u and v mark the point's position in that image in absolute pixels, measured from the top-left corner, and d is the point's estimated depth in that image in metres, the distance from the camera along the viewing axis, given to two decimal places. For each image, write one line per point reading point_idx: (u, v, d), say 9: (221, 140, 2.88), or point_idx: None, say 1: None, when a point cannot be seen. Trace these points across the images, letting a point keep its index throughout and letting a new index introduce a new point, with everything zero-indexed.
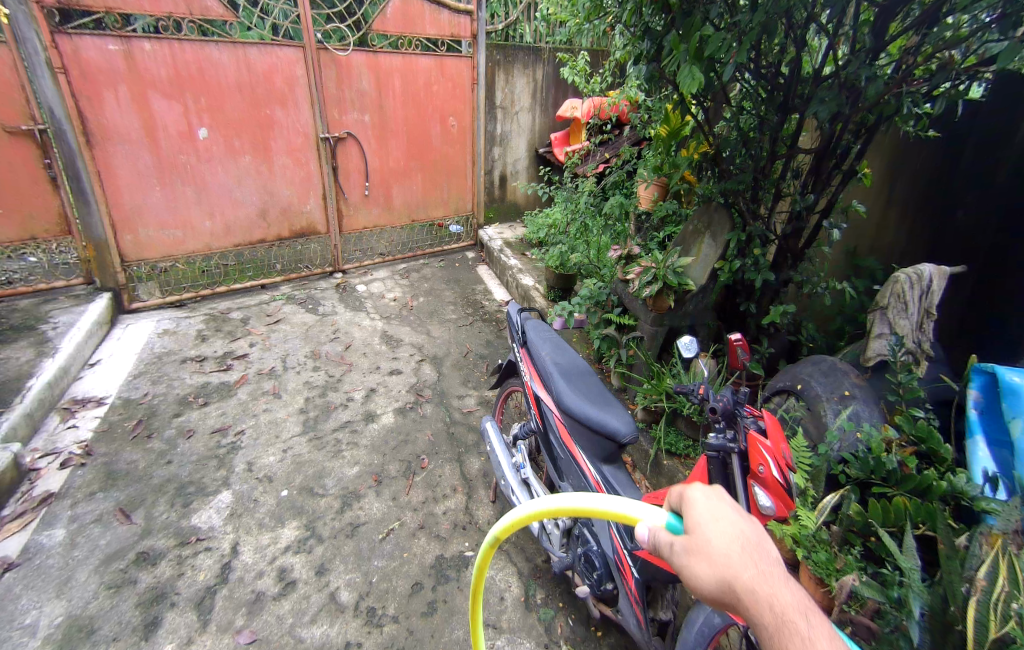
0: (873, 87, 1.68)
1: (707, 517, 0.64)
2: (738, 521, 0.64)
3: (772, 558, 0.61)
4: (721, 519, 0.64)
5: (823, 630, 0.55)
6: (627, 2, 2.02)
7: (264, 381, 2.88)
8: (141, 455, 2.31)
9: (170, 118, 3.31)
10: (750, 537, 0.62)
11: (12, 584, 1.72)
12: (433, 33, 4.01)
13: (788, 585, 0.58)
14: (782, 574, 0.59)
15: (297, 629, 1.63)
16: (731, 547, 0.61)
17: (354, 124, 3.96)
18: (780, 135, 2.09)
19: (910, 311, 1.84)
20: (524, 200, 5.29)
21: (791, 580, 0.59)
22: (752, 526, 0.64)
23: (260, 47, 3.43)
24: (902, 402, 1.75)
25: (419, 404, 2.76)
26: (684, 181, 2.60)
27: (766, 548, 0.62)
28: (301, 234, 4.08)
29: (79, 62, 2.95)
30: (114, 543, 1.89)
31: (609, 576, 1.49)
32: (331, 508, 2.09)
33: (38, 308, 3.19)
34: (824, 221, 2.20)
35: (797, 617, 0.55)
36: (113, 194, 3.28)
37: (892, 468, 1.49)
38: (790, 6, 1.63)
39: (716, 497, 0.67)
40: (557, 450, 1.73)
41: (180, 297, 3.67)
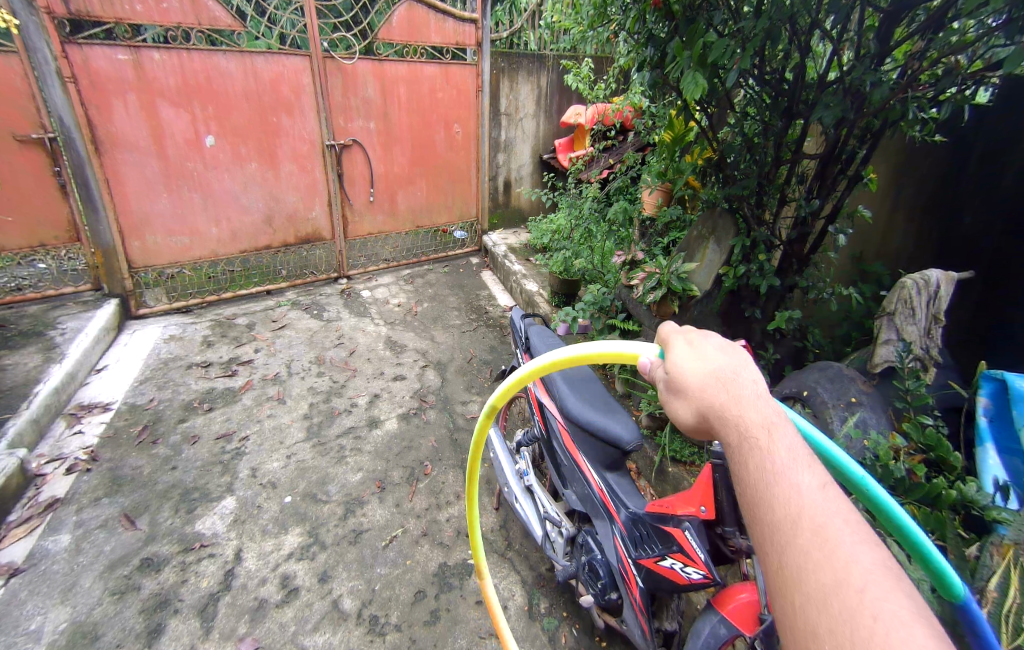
0: (878, 92, 1.67)
1: (690, 357, 0.78)
2: (718, 359, 0.76)
3: (748, 381, 0.72)
4: (702, 359, 0.77)
5: (780, 442, 0.65)
6: (631, 10, 2.03)
7: (269, 387, 2.88)
8: (146, 460, 2.32)
9: (178, 127, 3.35)
10: (728, 368, 0.74)
11: (17, 590, 1.73)
12: (438, 41, 4.05)
13: (754, 399, 0.69)
14: (754, 394, 0.70)
15: (300, 637, 1.62)
16: (707, 380, 0.74)
17: (359, 131, 3.99)
18: (784, 141, 2.08)
19: (917, 317, 1.83)
20: (529, 206, 5.31)
21: (762, 397, 0.70)
22: (735, 361, 0.75)
23: (267, 56, 3.46)
24: (910, 409, 1.73)
25: (423, 410, 2.75)
26: (689, 187, 2.57)
27: (745, 375, 0.73)
28: (306, 240, 4.11)
29: (89, 71, 3.00)
30: (118, 549, 1.90)
31: (613, 585, 1.47)
32: (335, 514, 2.08)
33: (46, 314, 3.22)
34: (829, 226, 2.19)
35: (755, 423, 0.67)
36: (121, 202, 3.31)
37: (900, 477, 1.45)
38: (794, 12, 1.63)
39: (707, 338, 0.80)
40: (560, 457, 1.73)
41: (186, 303, 3.70)
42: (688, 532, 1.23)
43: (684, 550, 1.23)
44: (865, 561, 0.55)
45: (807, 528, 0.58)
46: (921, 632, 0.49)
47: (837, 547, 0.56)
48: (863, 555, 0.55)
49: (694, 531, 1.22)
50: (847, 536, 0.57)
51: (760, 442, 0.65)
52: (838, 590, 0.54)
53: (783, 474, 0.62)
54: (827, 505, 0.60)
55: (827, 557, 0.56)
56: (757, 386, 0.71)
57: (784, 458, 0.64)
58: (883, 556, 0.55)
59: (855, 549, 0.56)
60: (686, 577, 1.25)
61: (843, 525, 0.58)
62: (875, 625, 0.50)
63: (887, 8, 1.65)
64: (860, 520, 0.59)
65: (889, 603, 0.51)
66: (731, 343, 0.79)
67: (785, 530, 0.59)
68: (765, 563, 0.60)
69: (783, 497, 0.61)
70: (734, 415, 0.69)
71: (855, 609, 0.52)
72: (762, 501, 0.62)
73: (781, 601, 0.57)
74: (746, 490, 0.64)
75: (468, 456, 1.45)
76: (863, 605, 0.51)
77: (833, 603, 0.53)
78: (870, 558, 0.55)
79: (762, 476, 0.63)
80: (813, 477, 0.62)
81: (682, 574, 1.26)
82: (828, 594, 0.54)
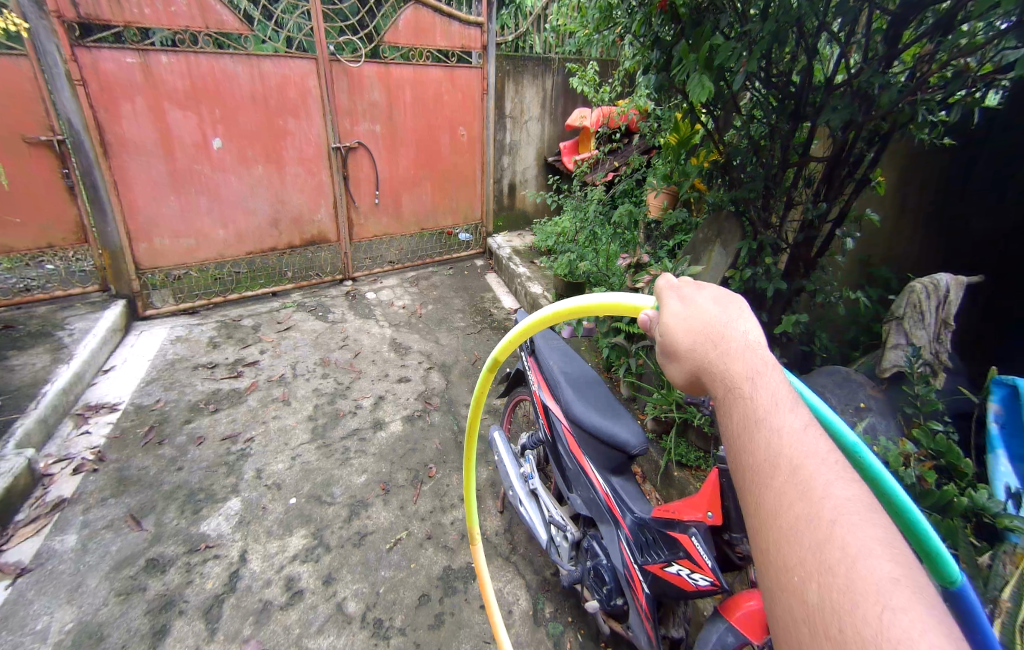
0: (887, 94, 1.66)
1: (682, 315, 0.80)
2: (709, 314, 0.77)
3: (738, 332, 0.73)
4: (693, 316, 0.78)
5: (765, 388, 0.66)
6: (636, 13, 2.03)
7: (274, 388, 2.89)
8: (152, 461, 2.33)
9: (185, 130, 3.38)
10: (718, 321, 0.75)
11: (24, 589, 1.74)
12: (443, 45, 4.07)
13: (741, 349, 0.70)
14: (742, 345, 0.71)
15: (304, 639, 1.62)
16: (697, 337, 0.75)
17: (365, 134, 4.01)
18: (792, 143, 2.06)
19: (926, 322, 1.81)
20: (533, 208, 5.32)
21: (750, 347, 0.70)
22: (726, 314, 0.76)
23: (274, 59, 3.48)
24: (920, 415, 1.69)
25: (427, 412, 2.75)
26: (694, 189, 2.57)
27: (735, 327, 0.73)
28: (312, 242, 4.13)
29: (98, 74, 3.02)
30: (124, 549, 1.90)
31: (619, 591, 1.47)
32: (339, 516, 2.09)
33: (54, 315, 3.25)
34: (837, 230, 2.18)
35: (740, 372, 0.68)
36: (129, 204, 3.34)
37: (910, 483, 1.43)
38: (802, 16, 1.62)
39: (702, 295, 0.81)
40: (565, 461, 1.72)
41: (192, 304, 3.72)
42: (694, 537, 1.21)
43: (690, 556, 1.22)
44: (841, 497, 0.54)
45: (784, 467, 0.59)
46: (891, 560, 0.49)
47: (814, 483, 0.56)
48: (840, 491, 0.55)
49: (700, 537, 1.21)
50: (826, 473, 0.57)
51: (743, 390, 0.66)
52: (810, 524, 0.54)
53: (764, 418, 0.63)
54: (807, 445, 0.60)
55: (802, 493, 0.56)
56: (746, 337, 0.71)
57: (767, 402, 0.64)
58: (862, 492, 0.55)
59: (832, 486, 0.55)
60: (693, 583, 1.24)
61: (822, 463, 0.58)
62: (842, 555, 0.49)
63: (896, 11, 1.64)
64: (840, 458, 0.58)
65: (861, 534, 0.51)
66: (727, 297, 0.79)
67: (762, 471, 0.60)
68: (744, 503, 0.61)
69: (763, 439, 0.62)
70: (721, 366, 0.70)
71: (825, 540, 0.52)
72: (743, 445, 0.63)
73: (758, 538, 0.58)
74: (729, 435, 0.65)
75: (471, 416, 1.62)
76: (833, 536, 0.51)
77: (805, 537, 0.53)
78: (845, 496, 0.54)
79: (743, 421, 0.64)
80: (796, 419, 0.62)
81: (688, 581, 1.25)
82: (800, 527, 0.54)
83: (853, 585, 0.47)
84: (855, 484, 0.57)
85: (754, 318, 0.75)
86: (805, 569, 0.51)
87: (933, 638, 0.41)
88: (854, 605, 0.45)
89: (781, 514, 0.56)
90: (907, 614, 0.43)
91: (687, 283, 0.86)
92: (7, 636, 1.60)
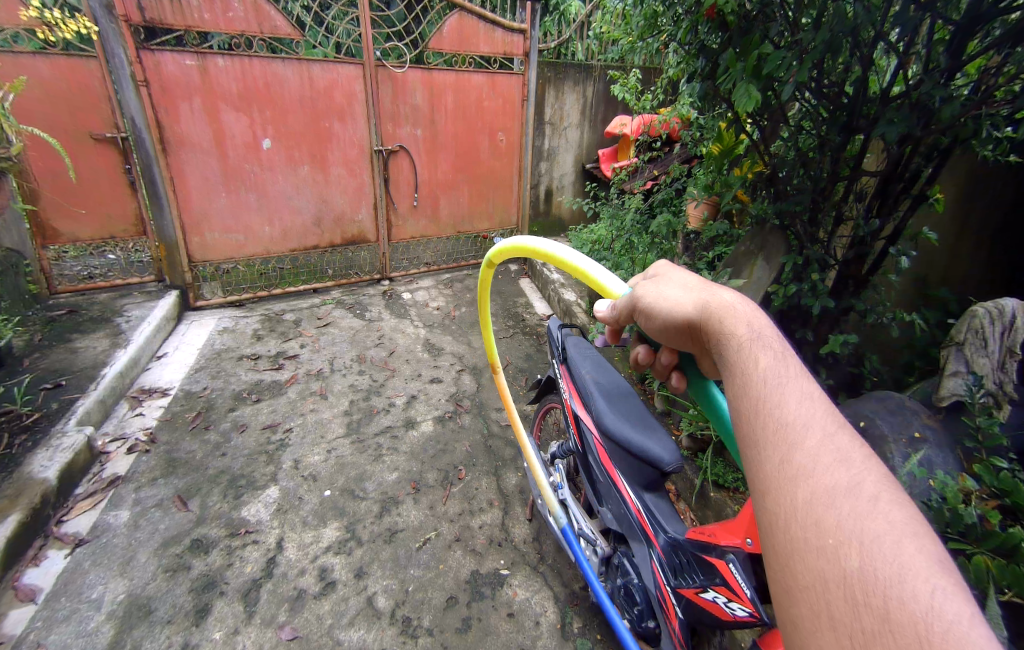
0: (948, 109, 1.59)
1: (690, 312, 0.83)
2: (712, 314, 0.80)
3: (745, 324, 0.76)
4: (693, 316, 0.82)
5: (771, 386, 0.68)
6: (682, 20, 2.00)
7: (312, 382, 2.99)
8: (199, 445, 2.44)
9: (238, 130, 3.54)
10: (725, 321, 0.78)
11: (81, 559, 1.85)
12: (486, 50, 4.12)
13: (749, 344, 0.73)
14: (748, 337, 0.74)
15: (336, 630, 1.66)
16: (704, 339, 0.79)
17: (407, 138, 4.11)
18: (842, 156, 1.99)
19: (989, 348, 1.71)
20: (569, 216, 5.32)
21: (761, 338, 0.74)
22: (733, 313, 0.78)
23: (323, 64, 3.61)
24: (982, 450, 1.56)
25: (458, 414, 2.78)
26: (736, 200, 2.51)
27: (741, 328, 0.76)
28: (352, 241, 4.25)
29: (160, 75, 3.21)
30: (172, 528, 2.00)
31: (650, 613, 1.43)
32: (371, 511, 2.13)
33: (114, 302, 3.47)
34: (890, 247, 2.07)
35: (746, 373, 0.71)
36: (184, 200, 3.52)
37: (971, 523, 1.28)
38: (859, 24, 1.57)
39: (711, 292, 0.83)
40: (596, 473, 1.71)
41: (240, 297, 3.89)
42: (731, 564, 1.17)
43: (727, 583, 1.17)
44: (865, 471, 0.59)
45: (815, 437, 0.62)
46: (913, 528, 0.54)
47: (825, 472, 0.60)
48: (849, 476, 0.59)
49: (738, 564, 1.17)
50: (834, 461, 0.60)
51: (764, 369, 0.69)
52: (844, 491, 0.58)
53: (773, 414, 0.66)
54: (828, 421, 0.64)
55: (814, 482, 0.59)
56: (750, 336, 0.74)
57: (774, 399, 0.67)
58: (884, 471, 0.60)
59: (859, 461, 0.60)
60: (730, 613, 1.19)
61: (828, 450, 0.61)
62: (877, 524, 0.54)
63: (960, 21, 1.56)
64: (842, 442, 0.63)
65: (890, 505, 0.56)
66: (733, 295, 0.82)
67: (793, 437, 0.63)
68: (770, 466, 0.63)
69: (792, 412, 0.65)
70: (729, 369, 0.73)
71: (857, 507, 0.56)
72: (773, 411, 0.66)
73: (782, 497, 0.60)
74: (754, 402, 0.68)
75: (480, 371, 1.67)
76: (867, 505, 0.56)
77: (839, 503, 0.57)
78: (853, 479, 0.58)
79: (772, 393, 0.67)
80: (814, 397, 0.67)
81: (725, 610, 1.19)
82: (834, 494, 0.57)
83: (866, 566, 0.51)
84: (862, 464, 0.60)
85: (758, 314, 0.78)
86: (843, 533, 0.54)
87: (940, 605, 0.47)
88: (869, 585, 0.50)
89: (812, 479, 0.59)
90: (917, 586, 0.49)
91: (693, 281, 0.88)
92: (65, 601, 1.70)
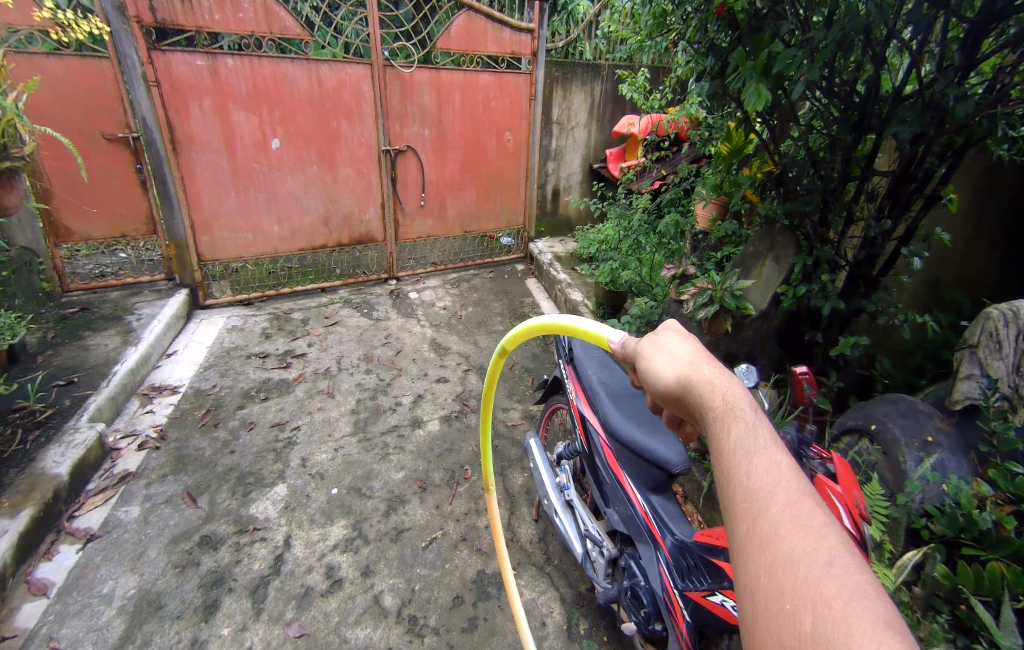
0: (962, 108, 1.57)
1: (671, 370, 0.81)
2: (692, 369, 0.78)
3: (721, 393, 0.72)
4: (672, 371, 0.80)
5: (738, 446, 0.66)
6: (692, 19, 1.99)
7: (320, 381, 3.00)
8: (208, 442, 2.47)
9: (247, 130, 3.57)
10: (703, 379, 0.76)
11: (93, 554, 1.87)
12: (494, 50, 4.12)
13: (723, 415, 0.70)
14: (724, 405, 0.71)
15: (343, 628, 1.67)
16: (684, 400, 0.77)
17: (414, 137, 4.12)
18: (853, 156, 1.97)
19: (1004, 352, 1.68)
20: (577, 215, 5.31)
21: (738, 406, 0.70)
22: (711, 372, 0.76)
23: (332, 64, 3.63)
24: (996, 455, 1.53)
25: (464, 414, 2.79)
26: (746, 200, 2.50)
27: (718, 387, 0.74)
28: (359, 241, 4.26)
29: (171, 75, 3.24)
30: (181, 524, 2.02)
31: (657, 615, 1.42)
32: (377, 510, 2.14)
33: (125, 301, 3.51)
34: (902, 248, 2.04)
35: (718, 432, 0.69)
36: (194, 199, 3.55)
37: (986, 528, 1.26)
38: (871, 22, 1.55)
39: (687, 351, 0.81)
40: (602, 475, 1.70)
41: (248, 296, 3.92)
42: None
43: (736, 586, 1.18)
44: (836, 538, 0.57)
45: (782, 499, 0.61)
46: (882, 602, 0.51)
47: (782, 530, 0.59)
48: (808, 535, 0.58)
49: None
50: (794, 519, 0.59)
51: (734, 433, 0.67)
52: (808, 555, 0.56)
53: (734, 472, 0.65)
54: (800, 484, 0.63)
55: (773, 542, 0.58)
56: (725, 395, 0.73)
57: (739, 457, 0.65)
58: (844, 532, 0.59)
59: (825, 530, 0.58)
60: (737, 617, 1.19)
61: (788, 508, 0.60)
62: (839, 591, 0.52)
63: (975, 18, 1.53)
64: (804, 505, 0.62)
65: (857, 575, 0.53)
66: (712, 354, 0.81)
67: (760, 497, 0.61)
68: (736, 530, 0.61)
69: (761, 476, 0.63)
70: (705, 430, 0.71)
71: (820, 574, 0.54)
72: (739, 468, 0.64)
73: (745, 561, 0.59)
74: (720, 465, 0.66)
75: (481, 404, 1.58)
76: (829, 573, 0.54)
77: (800, 566, 0.55)
78: (811, 540, 0.57)
79: (740, 453, 0.65)
80: (790, 462, 0.66)
81: (733, 614, 1.20)
82: (797, 558, 0.56)
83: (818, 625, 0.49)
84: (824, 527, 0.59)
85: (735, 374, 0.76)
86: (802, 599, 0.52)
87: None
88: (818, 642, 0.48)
89: (776, 543, 0.58)
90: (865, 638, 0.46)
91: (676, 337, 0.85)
92: (77, 595, 1.72)
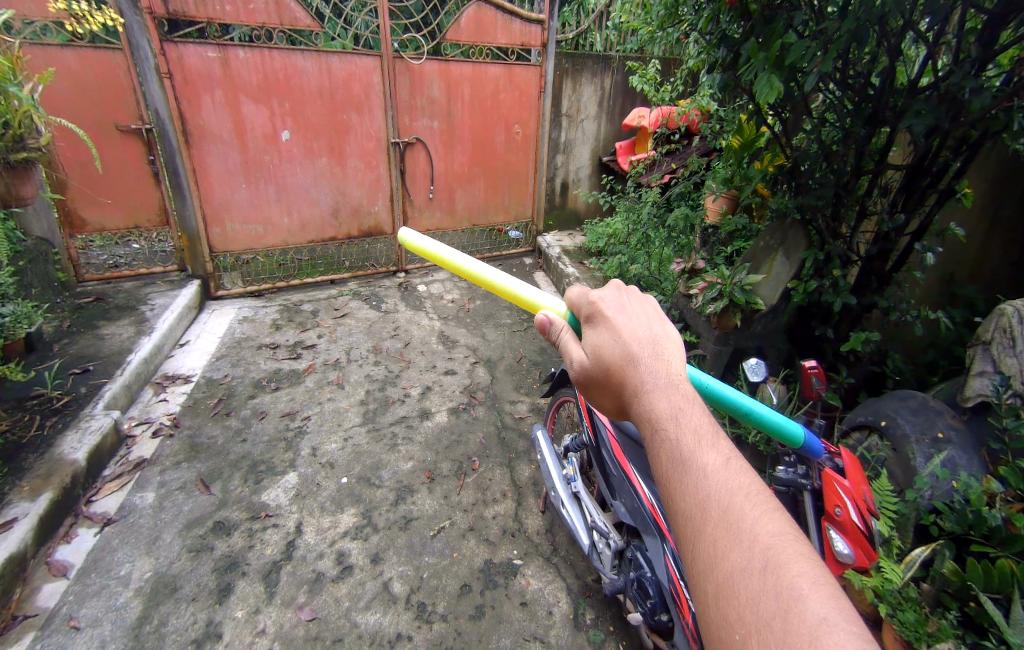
0: (978, 100, 1.53)
1: (601, 381, 0.78)
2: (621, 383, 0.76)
3: (651, 411, 0.70)
4: (605, 384, 0.78)
5: (672, 471, 0.65)
6: (704, 9, 1.98)
7: (329, 372, 3.04)
8: (221, 430, 2.51)
9: (258, 122, 3.59)
10: (632, 395, 0.73)
11: (109, 538, 1.92)
12: (504, 41, 4.09)
13: (653, 440, 0.68)
14: (656, 427, 0.69)
15: (353, 613, 1.70)
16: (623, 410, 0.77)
17: (423, 130, 4.11)
18: (867, 150, 1.94)
19: (1018, 348, 1.66)
20: (586, 209, 5.28)
21: (663, 423, 0.68)
22: (639, 384, 0.73)
23: (341, 55, 3.63)
24: (1007, 452, 1.52)
25: (471, 406, 2.80)
26: (756, 194, 2.48)
27: (647, 406, 0.71)
28: (368, 233, 4.28)
29: (182, 66, 3.26)
30: (195, 510, 2.06)
31: (663, 607, 1.42)
32: (386, 499, 2.17)
33: (139, 291, 3.56)
34: (916, 244, 2.02)
35: (652, 461, 0.68)
36: (206, 191, 3.59)
37: (994, 526, 1.26)
38: (886, 12, 1.52)
39: (613, 354, 0.77)
40: (609, 468, 1.73)
41: (259, 287, 3.97)
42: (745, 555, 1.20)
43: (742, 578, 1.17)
44: (767, 538, 0.58)
45: (715, 512, 0.60)
46: (817, 595, 0.53)
47: (721, 549, 0.58)
48: (744, 546, 0.57)
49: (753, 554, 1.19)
50: (730, 534, 0.59)
51: (662, 459, 0.66)
52: (746, 572, 0.56)
53: (673, 495, 0.64)
54: (730, 483, 0.62)
55: (715, 562, 0.58)
56: (655, 411, 0.70)
57: (674, 480, 0.65)
58: (777, 527, 0.59)
59: (757, 529, 0.58)
60: None
61: (722, 520, 0.60)
62: (778, 608, 0.53)
63: (995, 8, 1.51)
64: (734, 504, 0.61)
65: (790, 576, 0.55)
66: (641, 353, 0.76)
67: (695, 518, 0.61)
68: (683, 556, 0.61)
69: (694, 491, 0.63)
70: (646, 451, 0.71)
71: (760, 592, 0.55)
72: (674, 490, 0.64)
73: (697, 587, 0.59)
74: (660, 489, 0.66)
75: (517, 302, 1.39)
76: (768, 586, 0.55)
77: (741, 589, 0.55)
78: (744, 553, 0.57)
79: (673, 475, 0.65)
80: (718, 459, 0.65)
81: None
82: (737, 577, 0.56)
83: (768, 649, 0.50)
84: (758, 526, 0.59)
85: (664, 378, 0.72)
86: (746, 626, 0.53)
87: None
88: None
89: (718, 565, 0.58)
90: None
91: (604, 333, 0.80)
92: (95, 577, 1.77)
